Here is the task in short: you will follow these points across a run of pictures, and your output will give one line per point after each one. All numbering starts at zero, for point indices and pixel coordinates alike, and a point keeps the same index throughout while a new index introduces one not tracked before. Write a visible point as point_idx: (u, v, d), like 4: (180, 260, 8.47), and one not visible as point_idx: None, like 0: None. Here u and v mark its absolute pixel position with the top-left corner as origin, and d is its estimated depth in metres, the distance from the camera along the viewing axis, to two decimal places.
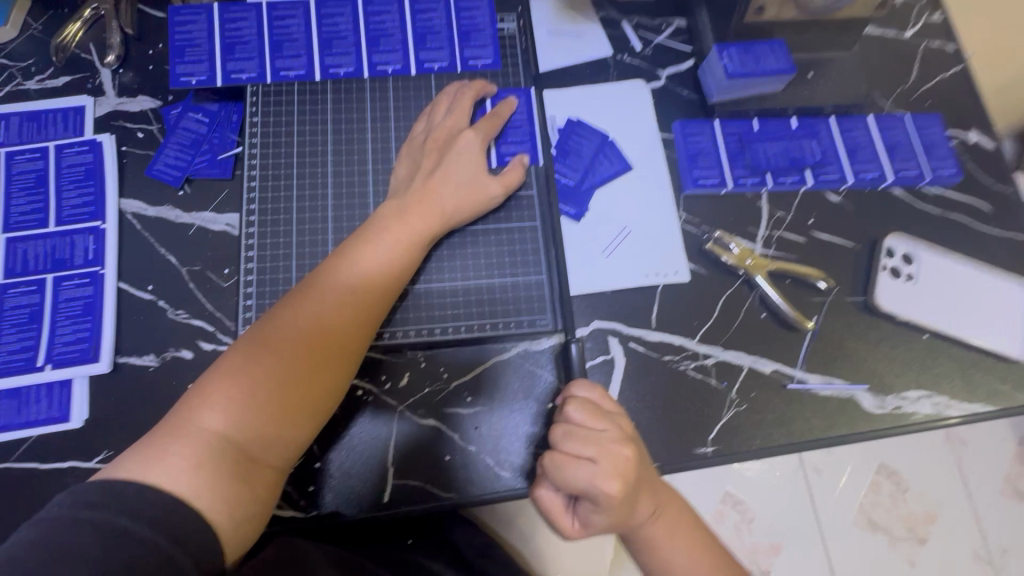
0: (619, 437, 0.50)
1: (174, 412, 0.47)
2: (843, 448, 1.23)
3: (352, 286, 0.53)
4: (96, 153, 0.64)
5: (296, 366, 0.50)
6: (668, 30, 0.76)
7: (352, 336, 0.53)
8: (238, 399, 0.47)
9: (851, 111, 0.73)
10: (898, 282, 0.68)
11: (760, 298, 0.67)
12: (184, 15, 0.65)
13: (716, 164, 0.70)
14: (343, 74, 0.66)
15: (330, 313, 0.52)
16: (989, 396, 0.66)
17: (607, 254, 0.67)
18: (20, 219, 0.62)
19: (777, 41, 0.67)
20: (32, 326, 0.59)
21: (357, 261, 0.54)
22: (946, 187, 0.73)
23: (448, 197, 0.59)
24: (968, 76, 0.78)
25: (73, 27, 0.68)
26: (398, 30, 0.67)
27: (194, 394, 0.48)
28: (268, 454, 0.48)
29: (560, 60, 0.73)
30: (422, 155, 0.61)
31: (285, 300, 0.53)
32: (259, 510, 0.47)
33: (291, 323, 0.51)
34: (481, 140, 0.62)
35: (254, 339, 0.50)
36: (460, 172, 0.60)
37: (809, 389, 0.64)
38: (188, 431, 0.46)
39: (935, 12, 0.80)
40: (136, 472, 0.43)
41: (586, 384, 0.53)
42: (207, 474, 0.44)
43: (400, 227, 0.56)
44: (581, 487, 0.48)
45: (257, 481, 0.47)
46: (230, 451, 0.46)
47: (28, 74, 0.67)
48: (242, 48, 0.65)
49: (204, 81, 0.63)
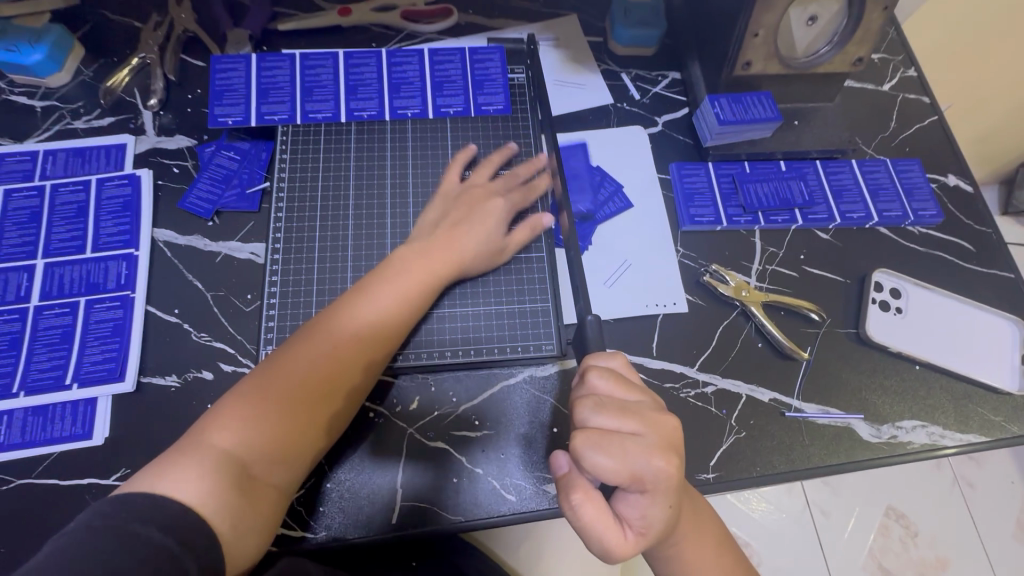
0: (656, 408, 0.48)
1: (192, 428, 0.50)
2: (848, 494, 1.32)
3: (366, 321, 0.56)
4: (134, 186, 0.69)
5: (304, 392, 0.53)
6: (665, 82, 0.83)
7: (362, 371, 0.56)
8: (251, 420, 0.50)
9: (836, 155, 0.78)
10: (887, 314, 0.71)
11: (756, 329, 0.70)
12: (225, 62, 0.71)
13: (711, 203, 0.75)
14: (366, 117, 0.71)
15: (345, 345, 0.55)
16: (982, 427, 0.68)
17: (610, 285, 0.70)
18: (59, 246, 0.66)
19: (763, 94, 0.74)
20: (62, 345, 0.62)
21: (375, 298, 0.58)
22: (929, 227, 0.77)
23: (468, 247, 0.63)
24: (943, 125, 0.84)
25: (121, 73, 0.75)
26: (418, 79, 0.74)
27: (212, 413, 0.51)
28: (273, 475, 0.50)
29: (566, 106, 0.80)
30: (454, 206, 0.66)
31: (300, 331, 0.56)
32: (257, 528, 0.48)
33: (304, 354, 0.54)
34: (510, 206, 0.67)
35: (272, 363, 0.54)
36: (481, 229, 0.64)
37: (806, 418, 0.66)
38: (202, 446, 0.48)
39: (910, 68, 0.88)
40: (147, 483, 0.45)
41: (605, 355, 0.52)
42: (213, 486, 0.46)
43: (415, 271, 0.60)
44: (636, 470, 0.43)
45: (262, 499, 0.49)
46: (238, 468, 0.48)
47: (76, 115, 0.73)
48: (276, 92, 0.71)
49: (239, 122, 0.69)
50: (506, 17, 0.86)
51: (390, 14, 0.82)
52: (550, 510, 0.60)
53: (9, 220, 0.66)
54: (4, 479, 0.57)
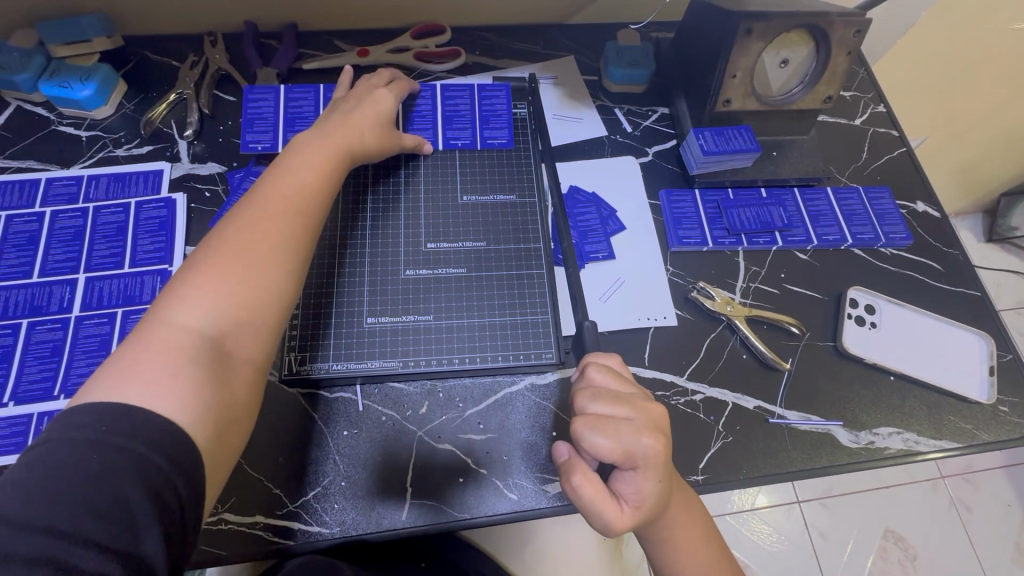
0: (647, 398, 0.53)
1: (136, 328, 0.49)
2: (847, 517, 1.35)
3: (293, 180, 0.61)
4: (170, 208, 0.76)
5: (248, 274, 0.53)
6: (654, 116, 0.90)
7: (304, 190, 0.61)
8: (195, 308, 0.50)
9: (812, 183, 0.85)
10: (862, 328, 0.77)
11: (741, 341, 0.75)
12: (256, 93, 0.79)
13: (697, 226, 0.81)
14: None
15: (275, 201, 0.58)
16: (955, 435, 0.72)
17: (605, 300, 0.76)
18: (100, 262, 0.72)
19: (743, 127, 0.81)
20: (100, 352, 0.67)
21: (296, 165, 0.63)
22: (900, 249, 0.83)
23: (367, 132, 0.70)
24: (911, 156, 0.91)
25: (160, 107, 0.82)
26: (431, 113, 0.81)
27: (152, 311, 0.50)
28: (242, 348, 0.52)
29: (565, 138, 0.87)
30: (342, 102, 0.73)
31: (213, 232, 0.56)
32: (233, 414, 0.49)
33: (225, 245, 0.54)
34: (394, 96, 0.76)
35: (203, 256, 0.54)
36: (374, 113, 0.72)
37: (788, 424, 0.71)
38: (152, 340, 0.48)
39: (880, 105, 0.95)
40: (109, 388, 0.44)
41: (607, 355, 0.58)
42: (182, 380, 0.46)
43: (316, 148, 0.65)
44: (628, 448, 0.48)
45: (231, 377, 0.50)
46: (201, 354, 0.48)
47: (118, 144, 0.81)
48: (301, 121, 0.78)
49: (268, 148, 0.77)
50: (510, 58, 0.94)
51: (404, 55, 0.91)
52: (550, 509, 0.64)
53: (55, 238, 0.73)
54: None
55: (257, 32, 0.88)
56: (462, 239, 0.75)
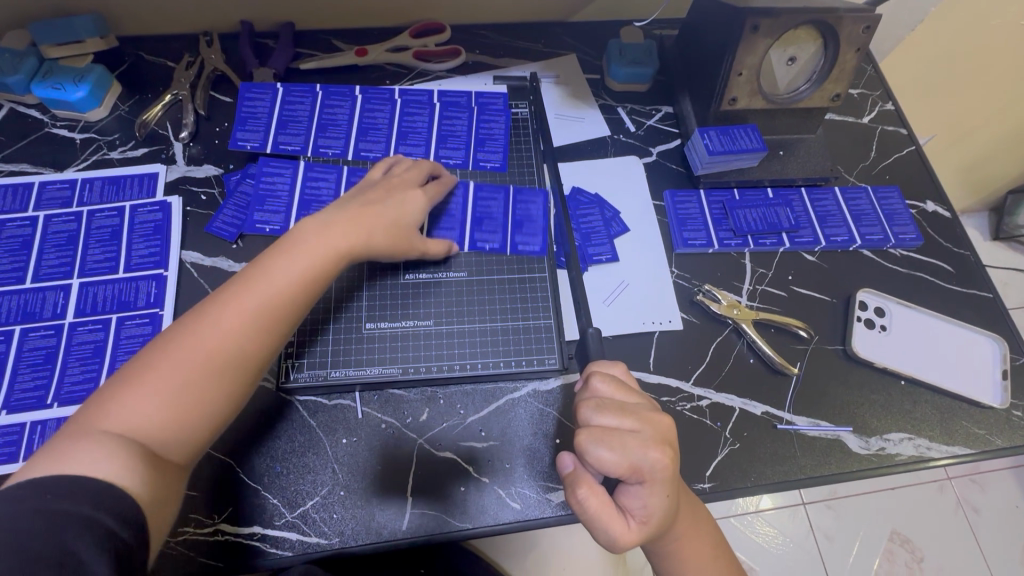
0: (653, 408, 0.51)
1: (87, 407, 0.47)
2: (852, 518, 1.34)
3: (275, 277, 0.55)
4: (165, 212, 0.74)
5: (204, 368, 0.49)
6: (658, 115, 0.89)
7: (287, 294, 0.55)
8: (147, 398, 0.47)
9: (820, 182, 0.84)
10: (871, 332, 0.75)
11: (747, 345, 0.74)
12: (249, 92, 0.79)
13: (703, 227, 0.80)
14: (373, 156, 0.77)
15: (251, 304, 0.53)
16: (968, 440, 0.71)
17: (608, 304, 0.74)
18: (94, 267, 0.71)
19: (749, 126, 0.80)
20: (94, 360, 0.66)
21: (292, 256, 0.56)
22: (910, 250, 0.82)
23: (380, 232, 0.63)
24: (921, 155, 0.90)
25: (154, 108, 0.81)
26: (425, 128, 0.80)
27: (107, 393, 0.47)
28: (179, 448, 0.48)
29: (566, 138, 0.86)
30: (370, 190, 0.66)
31: (182, 320, 0.52)
32: (169, 499, 0.46)
33: (195, 337, 0.50)
34: (427, 199, 0.69)
35: (163, 345, 0.50)
36: (397, 214, 0.65)
37: (797, 430, 0.69)
38: (97, 428, 0.45)
39: (888, 102, 0.94)
40: (52, 465, 0.42)
41: (609, 363, 0.56)
42: (126, 461, 0.44)
43: (322, 239, 0.58)
44: (635, 462, 0.46)
45: (168, 473, 0.47)
46: (143, 446, 0.46)
47: (112, 146, 0.79)
48: (292, 125, 0.78)
49: (256, 148, 0.75)
50: (510, 57, 0.93)
51: (403, 54, 0.89)
52: (554, 518, 0.63)
53: (48, 242, 0.71)
54: None
55: (253, 32, 0.87)
56: (462, 243, 0.73)
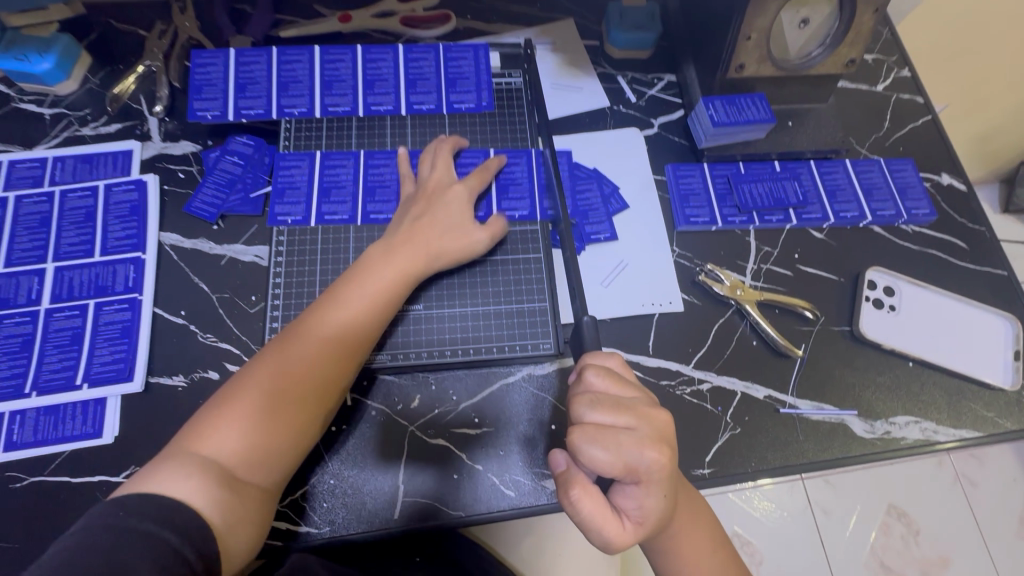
0: (650, 403, 0.49)
1: (185, 432, 0.53)
2: (850, 491, 1.34)
3: (345, 312, 0.59)
4: (141, 192, 0.71)
5: (280, 403, 0.55)
6: (660, 84, 0.84)
7: (358, 328, 0.59)
8: (231, 430, 0.53)
9: (830, 155, 0.79)
10: (880, 312, 0.72)
11: (751, 326, 0.71)
12: (204, 57, 0.73)
13: (706, 203, 0.76)
14: (339, 112, 0.73)
15: (322, 339, 0.58)
16: (976, 423, 0.69)
17: (606, 285, 0.71)
18: (69, 250, 0.68)
19: (757, 95, 0.75)
20: (72, 347, 0.63)
21: (357, 286, 0.61)
22: (922, 226, 0.78)
23: (436, 240, 0.64)
24: (937, 124, 0.85)
25: (127, 81, 0.76)
26: (392, 76, 0.75)
27: (203, 422, 0.53)
28: (259, 475, 0.53)
29: (563, 109, 0.81)
30: (414, 203, 0.67)
31: (263, 354, 0.57)
32: (249, 520, 0.51)
33: (277, 378, 0.55)
34: (470, 192, 0.68)
35: (246, 379, 0.56)
36: (449, 218, 0.66)
37: (800, 414, 0.67)
38: (190, 453, 0.51)
39: (904, 68, 0.89)
40: (145, 484, 0.48)
41: (602, 354, 0.53)
42: (204, 485, 0.49)
43: (382, 269, 0.62)
44: (630, 462, 0.45)
45: (248, 496, 0.52)
46: (226, 472, 0.51)
47: (84, 122, 0.75)
48: (252, 87, 0.73)
49: (218, 116, 0.71)
50: (503, 22, 0.87)
51: (389, 20, 0.83)
52: (549, 505, 0.62)
53: (19, 225, 0.68)
54: (16, 476, 0.59)
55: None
56: None
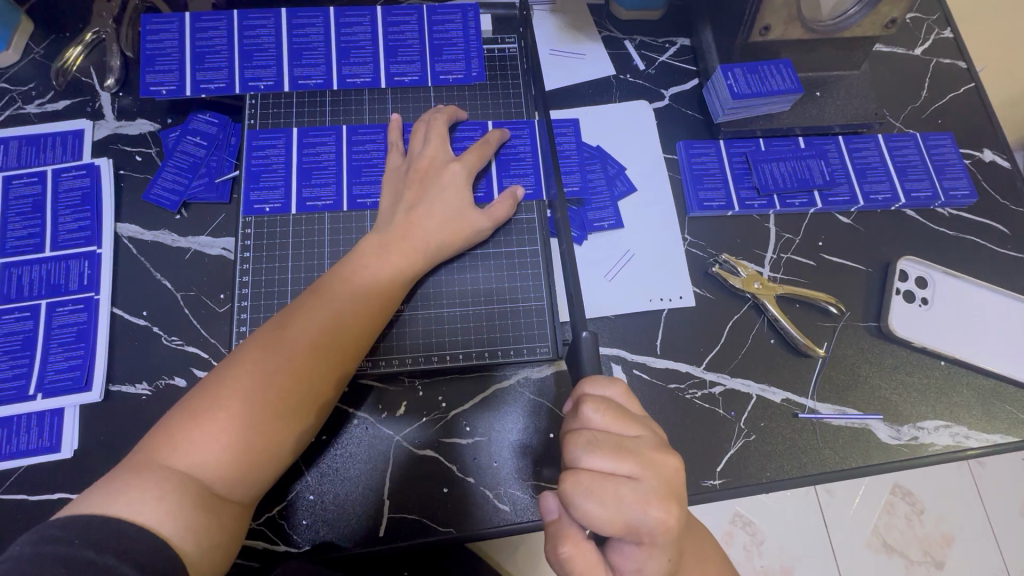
0: (657, 445, 0.43)
1: (146, 441, 0.44)
2: None
3: (338, 307, 0.52)
4: (94, 178, 0.64)
5: (265, 407, 0.46)
6: (672, 49, 0.75)
7: (354, 325, 0.52)
8: (202, 440, 0.44)
9: (860, 130, 0.71)
10: (911, 306, 0.66)
11: (769, 323, 0.65)
12: (156, 22, 0.65)
13: (721, 185, 0.69)
14: (313, 85, 0.65)
15: (312, 335, 0.50)
16: (1011, 426, 0.63)
17: (610, 278, 0.65)
18: (16, 245, 0.61)
19: (782, 62, 0.66)
20: (24, 353, 0.58)
21: (350, 281, 0.54)
22: (960, 209, 0.71)
23: (434, 232, 0.57)
24: (980, 93, 0.76)
25: (73, 51, 0.68)
26: (370, 43, 0.67)
27: (167, 428, 0.45)
28: (236, 491, 0.45)
29: (563, 79, 0.73)
30: (405, 186, 0.59)
31: (240, 349, 0.49)
32: (226, 541, 0.44)
33: (258, 377, 0.47)
34: (468, 171, 0.60)
35: (221, 378, 0.47)
36: (448, 205, 0.58)
37: (821, 419, 0.62)
38: (153, 467, 0.42)
39: (946, 29, 0.79)
40: (98, 505, 0.40)
41: (603, 381, 0.46)
42: (173, 504, 0.41)
43: (380, 262, 0.55)
44: (630, 521, 0.39)
45: (224, 514, 0.44)
46: (199, 488, 0.43)
47: (28, 98, 0.67)
48: (212, 57, 0.64)
49: (174, 91, 0.63)
50: None
51: None
52: None
53: None
54: None
55: None
56: None
